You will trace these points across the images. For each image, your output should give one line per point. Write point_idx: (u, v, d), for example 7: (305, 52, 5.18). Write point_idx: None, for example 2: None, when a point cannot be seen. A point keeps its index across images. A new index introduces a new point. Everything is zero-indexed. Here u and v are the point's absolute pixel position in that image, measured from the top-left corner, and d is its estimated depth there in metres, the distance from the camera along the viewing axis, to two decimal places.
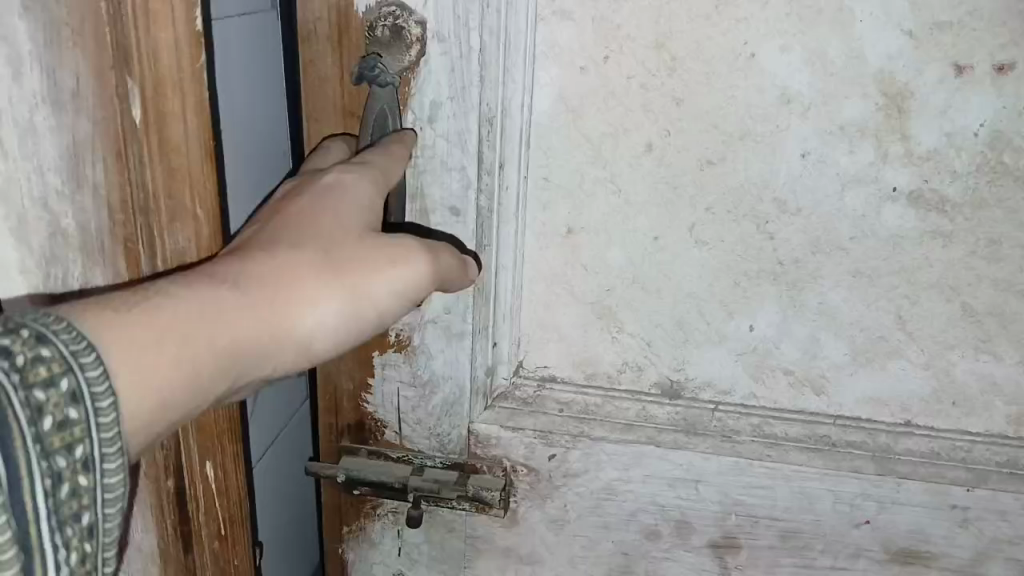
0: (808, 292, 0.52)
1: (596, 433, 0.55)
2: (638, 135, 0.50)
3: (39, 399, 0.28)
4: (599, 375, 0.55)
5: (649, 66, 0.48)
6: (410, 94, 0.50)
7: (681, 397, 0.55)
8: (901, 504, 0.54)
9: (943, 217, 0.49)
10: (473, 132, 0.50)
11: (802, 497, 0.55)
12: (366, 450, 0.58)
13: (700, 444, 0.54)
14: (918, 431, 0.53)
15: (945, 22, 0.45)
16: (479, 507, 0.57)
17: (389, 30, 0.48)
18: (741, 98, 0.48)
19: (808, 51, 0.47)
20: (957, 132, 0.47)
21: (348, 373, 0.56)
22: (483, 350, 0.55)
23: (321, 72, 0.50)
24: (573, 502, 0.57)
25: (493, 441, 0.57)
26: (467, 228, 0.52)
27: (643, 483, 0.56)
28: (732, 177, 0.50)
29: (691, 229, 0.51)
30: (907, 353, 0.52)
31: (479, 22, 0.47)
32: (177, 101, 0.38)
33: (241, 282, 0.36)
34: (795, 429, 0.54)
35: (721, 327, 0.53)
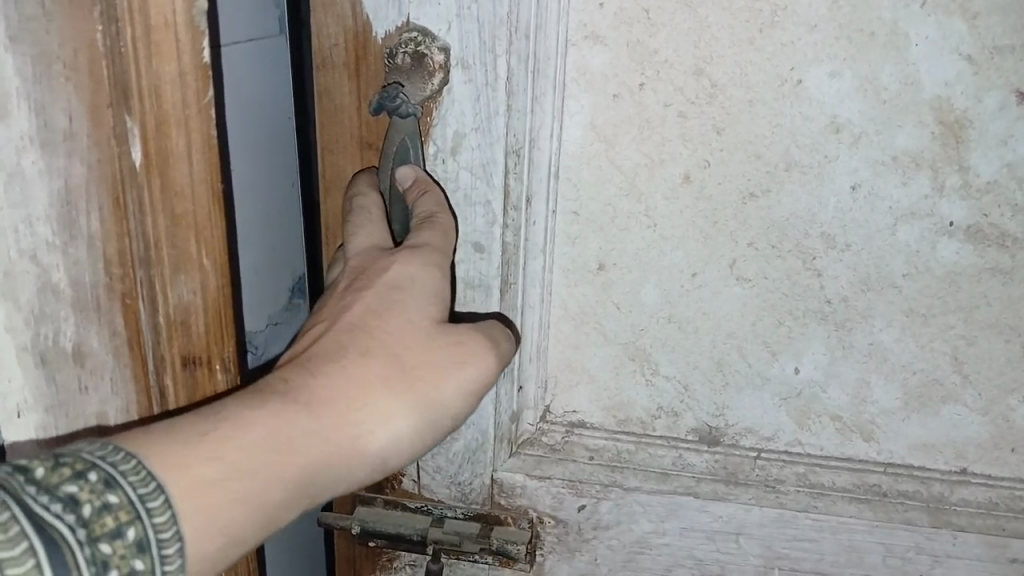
0: (857, 332, 0.48)
1: (629, 482, 0.52)
2: (675, 166, 0.47)
3: (106, 552, 0.28)
4: (631, 420, 0.52)
5: (687, 93, 0.45)
6: (432, 123, 0.47)
7: (720, 444, 0.51)
8: (957, 558, 0.50)
9: (1004, 253, 0.46)
10: (499, 164, 0.47)
11: (850, 551, 0.51)
12: (382, 499, 0.55)
13: (740, 494, 0.51)
14: (975, 480, 0.49)
15: (1006, 46, 0.43)
16: (504, 561, 0.54)
17: (410, 57, 0.45)
18: (786, 126, 0.45)
19: (859, 78, 0.44)
20: (1019, 161, 0.44)
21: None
22: (509, 393, 0.51)
23: (336, 101, 0.47)
24: (603, 555, 0.54)
25: (518, 491, 0.53)
26: (493, 265, 0.49)
27: (679, 536, 0.52)
28: (776, 211, 0.47)
29: (732, 265, 0.48)
30: (963, 398, 0.48)
31: (506, 48, 0.44)
32: (182, 140, 0.38)
33: (317, 401, 0.37)
34: (843, 478, 0.50)
35: (763, 369, 0.50)
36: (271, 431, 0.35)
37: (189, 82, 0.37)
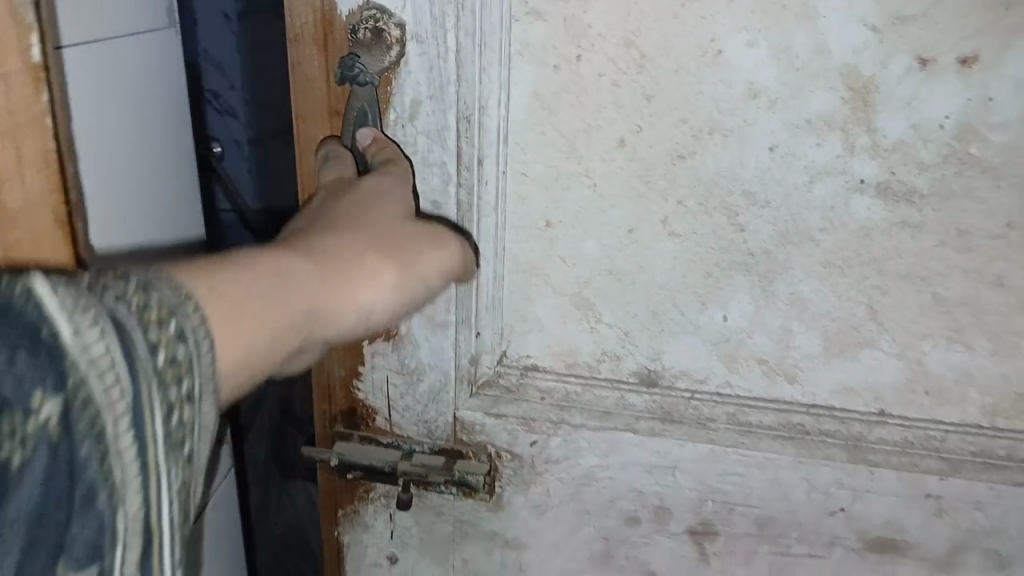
0: (779, 283, 0.53)
1: (575, 420, 0.57)
2: (610, 130, 0.51)
3: (153, 336, 0.28)
4: (578, 364, 0.56)
5: (620, 63, 0.50)
6: (391, 92, 0.52)
7: (658, 385, 0.56)
8: (875, 492, 0.54)
9: (912, 208, 0.50)
10: (452, 128, 0.52)
11: (775, 485, 0.55)
12: (359, 435, 0.60)
13: (675, 431, 0.56)
14: (891, 421, 0.53)
15: (909, 15, 0.46)
16: (466, 492, 0.59)
17: (370, 33, 0.51)
18: (709, 93, 0.50)
19: (774, 47, 0.48)
20: (924, 123, 0.48)
21: (338, 359, 0.58)
22: (467, 339, 0.57)
23: (307, 73, 0.53)
24: (554, 488, 0.59)
25: (477, 428, 0.58)
26: (449, 221, 0.54)
27: (621, 470, 0.57)
28: (702, 171, 0.51)
29: (664, 222, 0.53)
30: (879, 344, 0.52)
31: (454, 23, 0.50)
32: (12, 154, 0.43)
33: (311, 254, 0.40)
34: (769, 418, 0.55)
35: (695, 317, 0.54)
36: (277, 265, 0.37)
37: (14, 87, 0.42)
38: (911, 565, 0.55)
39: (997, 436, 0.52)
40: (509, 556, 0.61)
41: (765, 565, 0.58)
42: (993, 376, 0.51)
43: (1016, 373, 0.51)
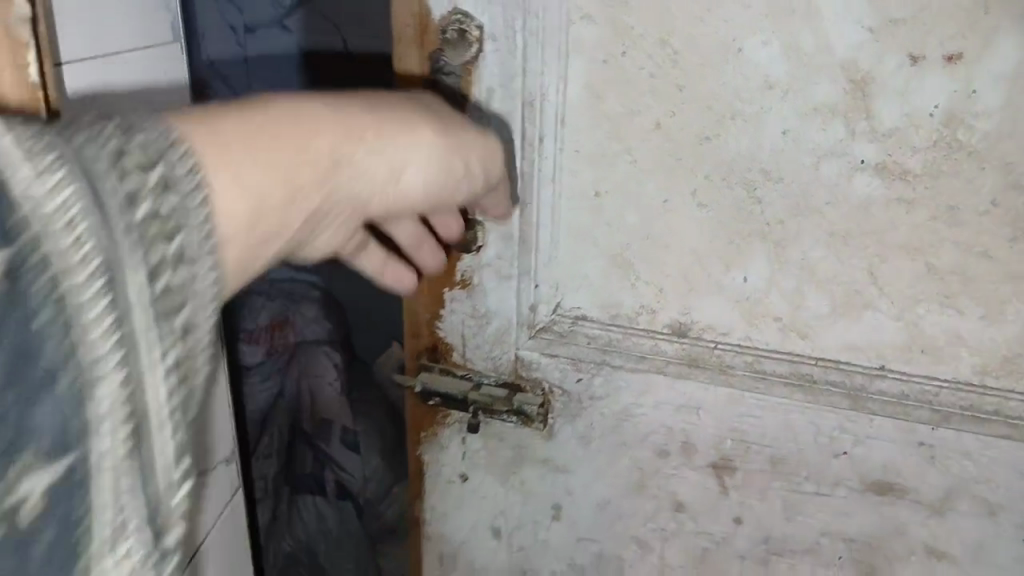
0: (791, 249, 0.61)
1: (615, 362, 0.67)
2: (648, 115, 0.61)
3: (127, 165, 0.32)
4: (620, 314, 0.66)
5: (656, 59, 0.60)
6: (472, 81, 0.64)
7: (687, 335, 0.65)
8: (874, 438, 0.61)
9: (906, 186, 0.57)
10: (518, 111, 0.63)
11: (787, 428, 0.63)
12: (439, 367, 0.72)
13: (700, 375, 0.65)
14: (890, 374, 0.60)
15: (900, 19, 0.54)
16: (524, 421, 0.71)
17: (456, 33, 0.63)
18: (730, 84, 0.59)
19: (787, 45, 0.56)
20: (915, 111, 0.55)
21: (423, 301, 0.70)
22: (528, 290, 0.68)
23: (407, 65, 0.65)
24: (596, 421, 0.69)
25: (535, 365, 0.69)
26: (514, 188, 0.65)
27: (654, 408, 0.67)
28: (726, 151, 0.60)
29: (693, 193, 0.62)
30: (879, 306, 0.59)
31: (522, 25, 0.61)
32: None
33: (338, 104, 0.43)
34: (782, 367, 0.63)
35: (720, 278, 0.63)
36: (278, 113, 0.40)
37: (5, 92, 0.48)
38: (907, 507, 0.62)
39: (985, 392, 0.58)
40: (559, 479, 0.72)
41: (778, 501, 0.65)
42: (982, 338, 0.58)
43: (1003, 337, 0.57)
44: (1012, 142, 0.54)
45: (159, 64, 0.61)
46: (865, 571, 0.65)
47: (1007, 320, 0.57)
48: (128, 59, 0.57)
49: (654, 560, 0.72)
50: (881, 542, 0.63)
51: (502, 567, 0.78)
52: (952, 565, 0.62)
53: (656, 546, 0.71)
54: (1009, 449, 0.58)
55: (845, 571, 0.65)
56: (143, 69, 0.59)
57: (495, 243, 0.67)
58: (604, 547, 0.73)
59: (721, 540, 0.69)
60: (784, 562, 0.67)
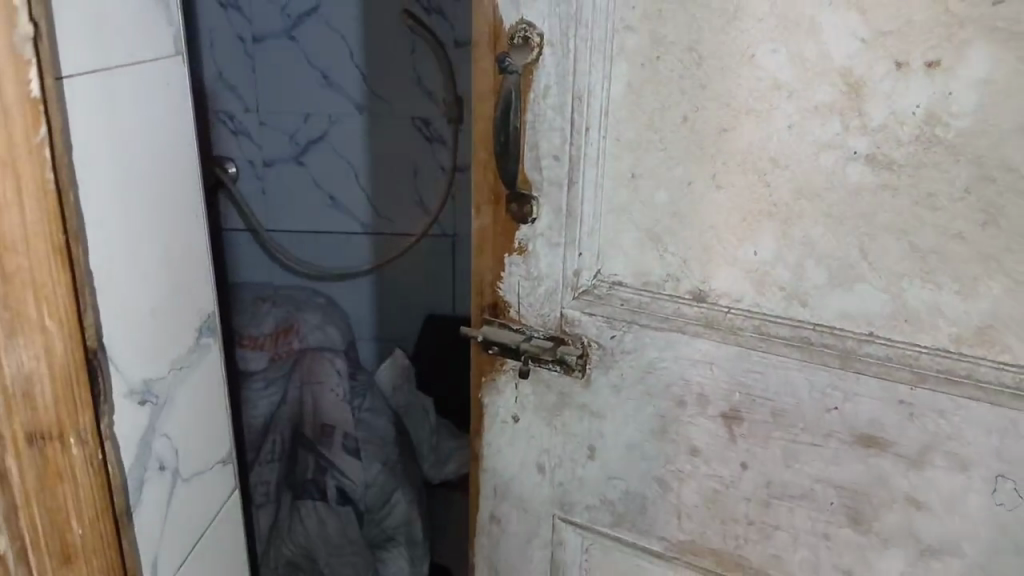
0: (796, 227, 0.67)
1: (643, 322, 0.76)
2: (677, 111, 0.69)
3: None
4: (651, 282, 0.75)
5: (683, 64, 0.67)
6: (533, 81, 0.72)
7: (705, 300, 0.73)
8: (862, 396, 0.68)
9: (892, 175, 0.62)
10: (568, 104, 0.71)
11: (786, 383, 0.71)
12: (498, 322, 0.83)
13: (713, 335, 0.73)
14: (878, 339, 0.67)
15: (888, 31, 0.59)
16: (565, 369, 0.81)
17: (522, 39, 0.71)
18: (745, 85, 0.65)
19: (793, 54, 0.63)
20: (901, 109, 0.61)
21: (489, 267, 0.81)
22: (572, 257, 0.77)
23: (482, 66, 0.74)
24: (626, 373, 0.79)
25: (576, 323, 0.79)
26: (563, 169, 0.74)
27: (675, 362, 0.76)
28: (741, 141, 0.67)
29: (714, 177, 0.69)
30: (871, 280, 0.65)
31: (574, 33, 0.69)
32: (11, 181, 0.46)
33: None
34: (785, 331, 0.70)
35: (734, 251, 0.70)
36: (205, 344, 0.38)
37: (13, 120, 0.45)
38: (889, 459, 0.69)
39: (962, 357, 0.64)
40: (593, 422, 0.83)
41: (779, 450, 0.74)
42: (959, 310, 0.63)
43: (976, 311, 0.63)
44: (984, 139, 0.59)
45: (150, 80, 0.59)
46: (853, 516, 0.72)
47: (979, 296, 0.62)
48: (143, 88, 0.58)
49: (671, 500, 0.81)
50: (868, 491, 0.71)
51: (545, 501, 0.89)
52: (930, 515, 0.69)
53: (674, 486, 0.81)
54: (979, 410, 0.64)
55: (836, 516, 0.73)
56: (137, 87, 0.57)
57: (546, 216, 0.76)
58: (630, 486, 0.83)
59: (730, 482, 0.78)
60: (783, 505, 0.76)
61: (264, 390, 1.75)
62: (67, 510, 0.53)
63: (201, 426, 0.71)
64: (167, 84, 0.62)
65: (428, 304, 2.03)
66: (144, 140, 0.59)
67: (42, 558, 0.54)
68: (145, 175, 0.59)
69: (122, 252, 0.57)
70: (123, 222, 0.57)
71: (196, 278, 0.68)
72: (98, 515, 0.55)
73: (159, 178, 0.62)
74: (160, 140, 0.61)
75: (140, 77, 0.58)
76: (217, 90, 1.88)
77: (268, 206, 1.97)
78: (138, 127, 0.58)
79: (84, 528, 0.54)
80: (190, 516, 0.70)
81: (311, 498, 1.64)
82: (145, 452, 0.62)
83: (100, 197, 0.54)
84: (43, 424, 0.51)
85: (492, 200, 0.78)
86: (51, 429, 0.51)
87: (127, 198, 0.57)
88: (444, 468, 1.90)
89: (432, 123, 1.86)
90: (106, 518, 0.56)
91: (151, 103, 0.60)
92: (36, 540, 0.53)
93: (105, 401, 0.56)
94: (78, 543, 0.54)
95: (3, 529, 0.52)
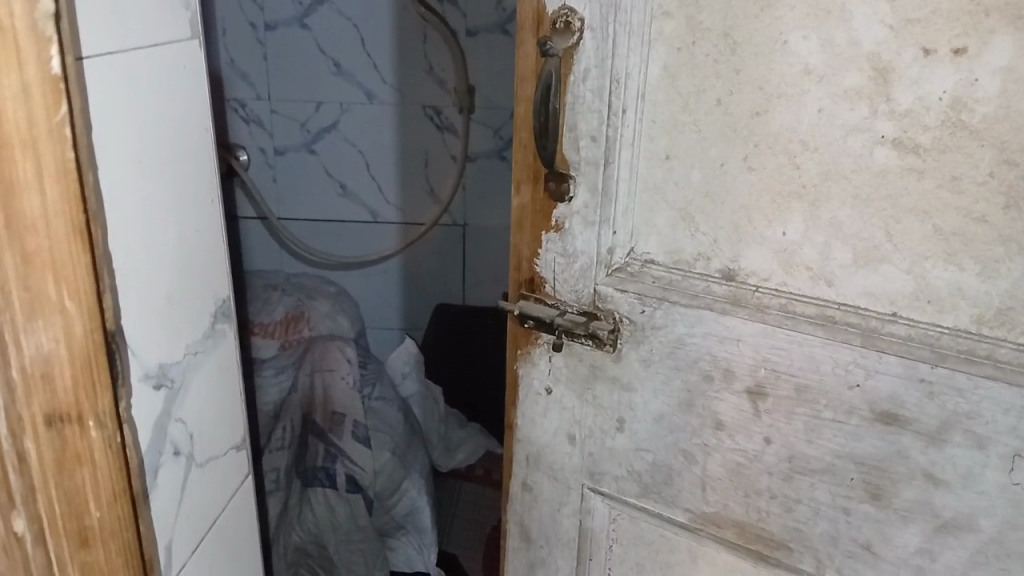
0: (823, 209, 0.69)
1: (674, 299, 0.78)
2: (711, 94, 0.71)
3: None
4: (682, 260, 0.78)
5: (719, 50, 0.69)
6: (572, 64, 0.75)
7: (734, 279, 0.76)
8: (882, 372, 0.70)
9: (917, 159, 0.64)
10: (606, 86, 0.74)
11: (810, 359, 0.73)
12: (535, 297, 0.87)
13: (741, 312, 0.75)
14: (901, 320, 0.68)
15: (915, 19, 0.61)
16: (597, 344, 0.84)
17: (563, 24, 0.74)
18: (777, 70, 0.67)
19: (823, 40, 0.65)
20: (927, 95, 0.62)
21: (528, 243, 0.85)
22: (607, 235, 0.80)
23: (525, 50, 0.78)
24: (656, 348, 0.81)
25: (609, 299, 0.82)
26: (600, 149, 0.77)
27: (703, 338, 0.78)
28: (772, 124, 0.69)
29: (745, 159, 0.71)
30: (893, 260, 0.67)
31: (614, 19, 0.72)
32: (32, 166, 0.40)
33: None
34: (811, 309, 0.72)
35: (764, 231, 0.72)
36: None
37: (33, 98, 0.39)
38: (908, 436, 0.70)
39: (982, 338, 0.65)
40: (624, 395, 0.86)
41: (802, 425, 0.76)
42: (979, 291, 0.64)
43: (996, 291, 0.64)
44: (1006, 124, 0.60)
45: (169, 64, 0.53)
46: (872, 492, 0.74)
47: (1000, 277, 0.63)
48: (162, 71, 0.52)
49: (697, 472, 0.84)
50: (887, 466, 0.73)
51: (576, 470, 0.94)
52: (948, 492, 0.70)
53: (700, 459, 0.84)
54: (997, 390, 0.65)
55: (856, 491, 0.75)
56: (156, 71, 0.51)
57: (582, 194, 0.79)
58: (658, 457, 0.87)
59: (754, 456, 0.80)
60: (805, 479, 0.78)
61: (275, 377, 1.69)
62: (85, 495, 0.47)
63: (216, 409, 0.64)
64: (183, 67, 0.55)
65: (440, 290, 2.06)
66: (166, 125, 0.53)
67: (60, 544, 0.47)
68: (163, 149, 0.53)
69: (142, 239, 0.51)
70: (142, 204, 0.51)
71: (216, 257, 0.62)
72: (118, 497, 0.48)
73: (177, 165, 0.55)
74: (178, 128, 0.55)
75: (157, 58, 0.51)
76: (231, 79, 1.89)
77: (280, 193, 1.98)
78: (157, 111, 0.52)
79: (103, 510, 0.48)
80: (203, 508, 0.63)
81: (320, 485, 1.53)
82: (159, 435, 0.55)
83: (123, 182, 0.49)
84: (62, 406, 0.44)
85: (532, 178, 0.82)
86: (69, 411, 0.45)
87: (145, 188, 0.51)
88: (456, 458, 1.94)
89: (443, 113, 1.88)
90: (125, 503, 0.49)
91: (174, 86, 0.54)
92: (54, 521, 0.46)
93: (123, 385, 0.49)
94: (96, 526, 0.47)
95: (21, 512, 0.45)
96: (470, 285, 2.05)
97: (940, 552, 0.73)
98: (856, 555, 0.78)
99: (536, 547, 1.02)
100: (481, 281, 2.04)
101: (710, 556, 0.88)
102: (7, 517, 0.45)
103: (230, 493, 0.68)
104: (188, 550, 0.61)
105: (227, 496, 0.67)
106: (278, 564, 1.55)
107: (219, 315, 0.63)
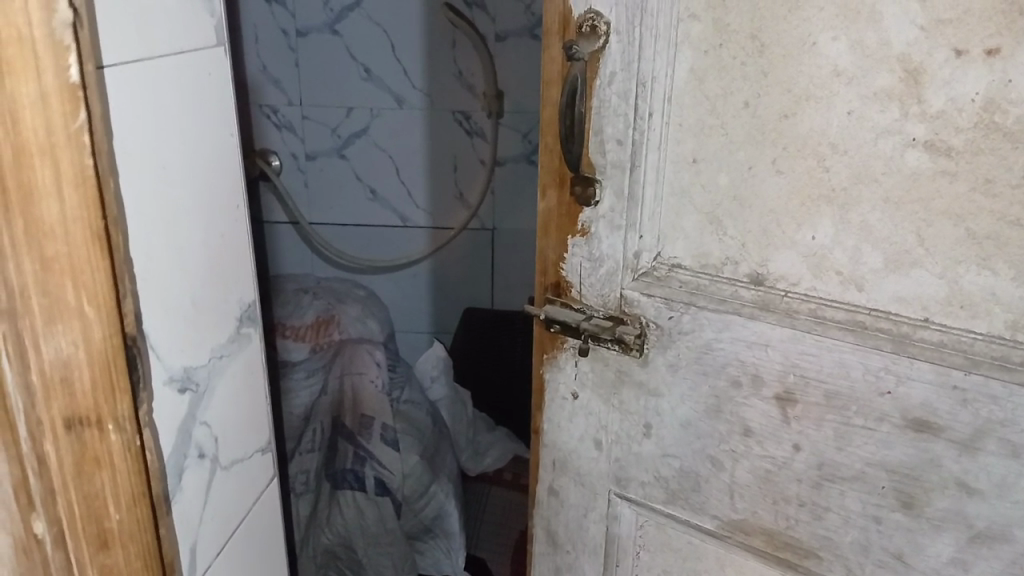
0: (853, 211, 0.68)
1: (701, 304, 0.78)
2: (739, 96, 0.70)
3: None
4: (709, 264, 0.77)
5: (747, 51, 0.68)
6: (597, 67, 0.75)
7: (763, 284, 0.74)
8: (914, 379, 0.68)
9: (950, 161, 0.63)
10: (632, 90, 0.74)
11: (839, 365, 0.72)
12: (560, 301, 0.87)
13: (769, 317, 0.74)
14: (933, 325, 0.67)
15: (947, 19, 0.60)
16: (623, 348, 0.83)
17: (589, 27, 0.74)
18: (806, 72, 0.66)
19: (852, 41, 0.64)
20: (959, 97, 0.61)
21: (553, 246, 0.85)
22: (632, 239, 0.80)
23: (551, 54, 0.78)
24: (683, 352, 0.81)
25: (635, 303, 0.81)
26: (625, 151, 0.76)
27: (730, 343, 0.77)
28: (801, 127, 0.68)
29: (773, 162, 0.70)
30: (925, 265, 0.66)
31: (641, 23, 0.72)
32: (49, 170, 0.41)
33: None
34: (841, 315, 0.71)
35: (793, 235, 0.71)
36: None
37: (51, 105, 0.40)
38: (941, 443, 0.69)
39: (1018, 345, 0.64)
40: (650, 400, 0.85)
41: (832, 432, 0.75)
42: (1014, 297, 0.63)
43: None
44: None
45: (193, 71, 0.53)
46: (904, 500, 0.73)
47: None
48: (186, 78, 0.52)
49: (725, 478, 0.83)
50: (919, 474, 0.71)
51: (603, 476, 0.93)
52: (982, 501, 0.68)
53: (727, 466, 0.83)
54: None
55: (887, 499, 0.74)
56: (180, 78, 0.52)
57: (608, 198, 0.79)
58: (685, 463, 0.86)
59: (783, 463, 0.79)
60: (835, 487, 0.77)
61: (305, 380, 1.68)
62: (105, 498, 0.47)
63: (243, 411, 0.64)
64: (208, 73, 0.55)
65: (469, 294, 2.06)
66: (190, 130, 0.53)
67: (80, 545, 0.48)
68: (186, 155, 0.53)
69: (166, 244, 0.51)
70: (165, 210, 0.51)
71: (239, 260, 0.62)
72: (138, 500, 0.49)
73: (200, 169, 0.55)
74: (203, 134, 0.55)
75: (181, 66, 0.52)
76: (262, 85, 1.91)
77: (310, 199, 2.00)
78: (181, 116, 0.52)
79: (123, 513, 0.48)
80: (229, 511, 0.63)
81: (351, 488, 1.55)
82: (184, 437, 0.56)
83: (146, 187, 0.49)
84: (82, 410, 0.45)
85: (557, 182, 0.82)
86: (88, 414, 0.45)
87: (170, 194, 0.52)
88: (484, 462, 1.97)
89: (472, 117, 1.88)
90: (145, 507, 0.49)
91: (197, 91, 0.54)
92: (73, 524, 0.47)
93: (145, 389, 0.49)
94: (116, 528, 0.48)
95: (41, 515, 0.47)
96: (499, 288, 2.05)
97: (973, 563, 0.71)
98: (888, 565, 0.76)
99: (563, 552, 1.02)
100: (510, 285, 2.04)
101: (738, 564, 0.87)
102: (28, 518, 0.46)
103: (257, 494, 0.68)
104: (215, 549, 0.62)
105: (255, 496, 0.68)
106: (307, 565, 1.56)
107: (243, 318, 0.64)
